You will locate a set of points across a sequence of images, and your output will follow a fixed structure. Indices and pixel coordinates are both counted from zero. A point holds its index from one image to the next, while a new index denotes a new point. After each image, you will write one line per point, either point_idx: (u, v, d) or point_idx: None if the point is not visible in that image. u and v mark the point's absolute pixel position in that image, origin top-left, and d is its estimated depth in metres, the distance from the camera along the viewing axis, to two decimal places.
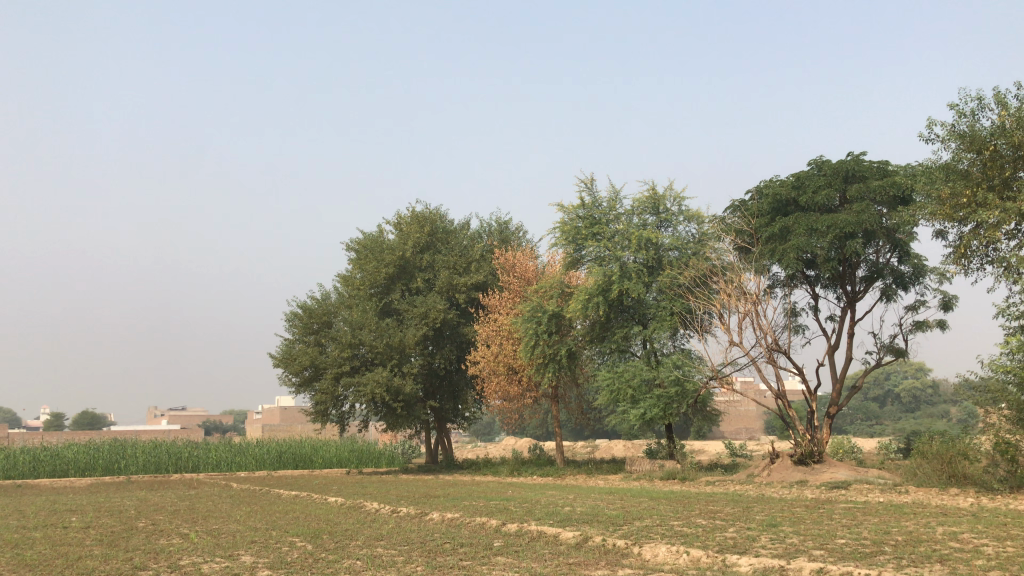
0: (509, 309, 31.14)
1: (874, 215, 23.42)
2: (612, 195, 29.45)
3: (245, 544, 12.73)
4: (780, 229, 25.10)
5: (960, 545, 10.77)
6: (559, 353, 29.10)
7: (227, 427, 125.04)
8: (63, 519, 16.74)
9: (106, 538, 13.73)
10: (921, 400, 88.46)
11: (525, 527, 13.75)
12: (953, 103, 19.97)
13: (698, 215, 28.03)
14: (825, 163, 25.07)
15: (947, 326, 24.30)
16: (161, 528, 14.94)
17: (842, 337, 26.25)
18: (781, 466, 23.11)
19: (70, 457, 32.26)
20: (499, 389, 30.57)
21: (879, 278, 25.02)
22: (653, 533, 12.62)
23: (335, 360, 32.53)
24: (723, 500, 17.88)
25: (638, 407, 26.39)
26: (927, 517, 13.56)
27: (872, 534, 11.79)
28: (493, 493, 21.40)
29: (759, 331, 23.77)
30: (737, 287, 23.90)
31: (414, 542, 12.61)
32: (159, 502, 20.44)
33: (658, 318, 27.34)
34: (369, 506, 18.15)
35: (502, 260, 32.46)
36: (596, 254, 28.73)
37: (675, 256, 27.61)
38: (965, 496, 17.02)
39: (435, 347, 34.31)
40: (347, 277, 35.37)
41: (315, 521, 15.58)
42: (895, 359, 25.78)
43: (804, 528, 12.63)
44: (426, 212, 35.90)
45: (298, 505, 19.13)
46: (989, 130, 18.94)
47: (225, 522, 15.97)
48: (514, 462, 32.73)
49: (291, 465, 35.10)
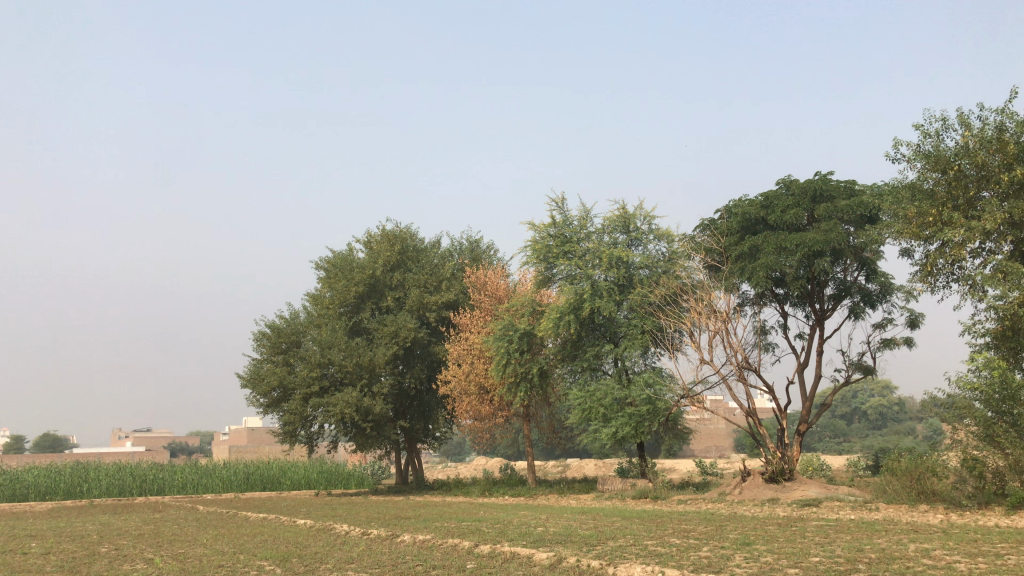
0: (480, 328, 31.04)
1: (842, 233, 23.63)
2: (583, 214, 29.56)
3: (212, 569, 12.43)
4: (750, 248, 25.29)
5: (933, 561, 10.80)
6: (530, 372, 28.97)
7: (194, 449, 123.07)
8: (23, 544, 16.26)
9: (67, 564, 13.34)
10: (887, 417, 89.46)
11: (498, 549, 13.58)
12: (918, 123, 20.28)
13: (668, 233, 28.19)
14: (793, 182, 25.34)
15: (914, 344, 24.56)
16: (125, 554, 14.56)
17: (812, 355, 26.42)
18: (752, 484, 23.12)
19: (30, 481, 31.45)
20: (470, 409, 30.39)
21: (847, 296, 25.28)
22: (627, 553, 12.52)
23: (304, 380, 32.16)
24: (697, 518, 17.81)
25: (610, 426, 26.33)
26: (898, 534, 13.59)
27: (846, 552, 11.79)
28: (465, 514, 21.17)
29: (729, 349, 23.88)
30: (708, 304, 24.02)
31: (386, 565, 12.38)
32: (122, 527, 19.96)
33: (629, 336, 27.39)
34: (339, 528, 17.87)
35: (473, 278, 32.35)
36: (567, 272, 28.78)
37: (645, 274, 27.71)
38: (934, 512, 17.12)
39: (405, 366, 34.05)
40: (317, 296, 35.08)
41: (284, 544, 15.32)
42: (864, 376, 25.98)
43: (777, 546, 12.63)
44: (396, 230, 35.78)
45: (267, 527, 18.80)
46: (953, 150, 19.24)
47: (190, 546, 15.60)
48: (486, 483, 32.51)
49: (259, 487, 34.50)
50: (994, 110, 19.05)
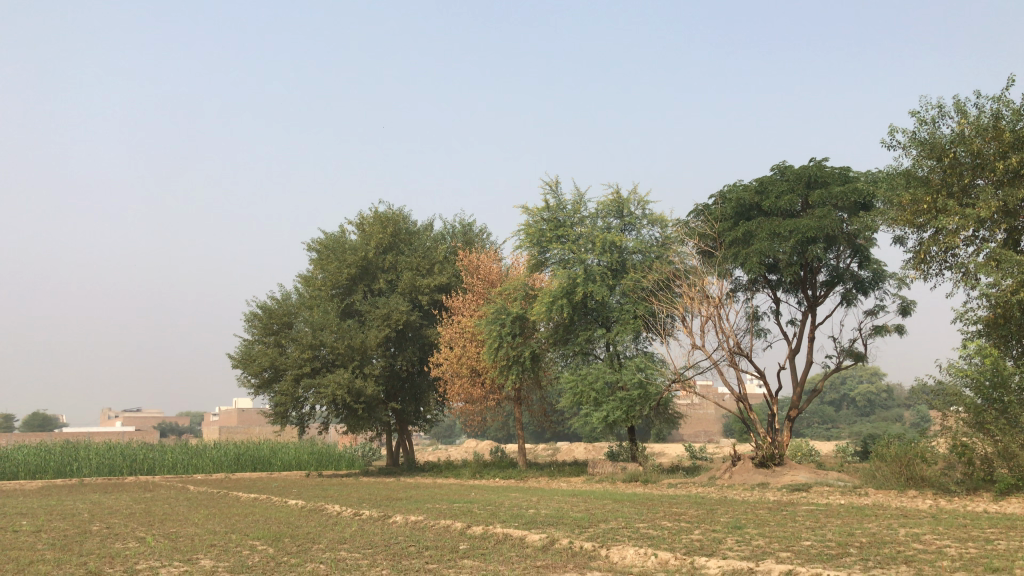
0: (473, 311, 30.99)
1: (836, 220, 23.64)
2: (577, 198, 29.49)
3: (204, 548, 12.43)
4: (744, 234, 25.27)
5: (924, 546, 10.88)
6: (522, 356, 28.97)
7: (185, 429, 123.04)
8: (13, 523, 16.20)
9: (58, 542, 13.30)
10: (875, 404, 90.00)
11: (490, 530, 13.60)
12: (914, 110, 20.26)
13: (662, 218, 28.17)
14: (788, 168, 25.32)
15: (905, 331, 24.67)
16: (116, 532, 14.54)
17: (803, 341, 26.49)
18: (743, 468, 23.20)
19: (20, 459, 31.45)
20: (461, 391, 30.36)
21: (839, 283, 25.32)
22: (620, 536, 12.57)
23: (295, 362, 32.12)
24: (687, 502, 17.89)
25: (600, 410, 26.38)
26: (888, 519, 13.69)
27: (837, 536, 11.86)
28: (456, 495, 21.20)
29: (721, 334, 23.95)
30: (700, 290, 24.04)
31: (378, 546, 12.39)
32: (112, 505, 20.00)
33: (621, 321, 27.38)
34: (331, 509, 17.86)
35: (465, 262, 32.26)
36: (560, 256, 28.75)
37: (639, 259, 27.70)
38: (924, 498, 17.22)
39: (397, 349, 33.99)
40: (309, 278, 35.03)
41: (275, 524, 15.31)
42: (854, 363, 26.08)
43: (769, 531, 12.70)
44: (389, 212, 35.58)
45: (258, 507, 18.78)
46: (949, 137, 19.26)
47: (182, 525, 15.59)
48: (476, 465, 32.58)
49: (250, 467, 34.57)
50: (991, 98, 18.99)
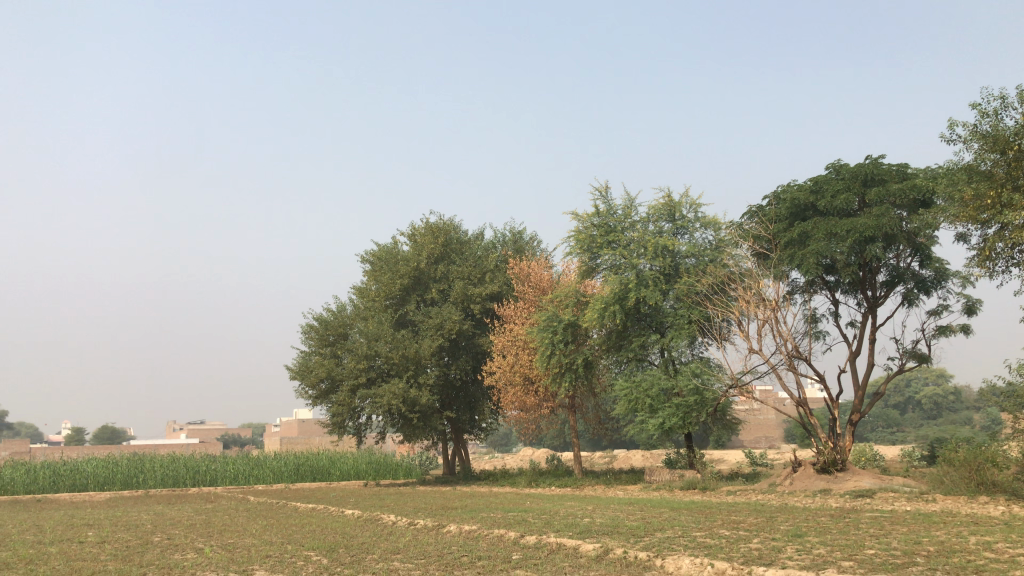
0: (525, 319, 30.95)
1: (894, 218, 22.96)
2: (627, 203, 29.22)
3: (260, 559, 12.54)
4: (799, 234, 24.77)
5: (996, 555, 10.42)
6: (575, 363, 28.85)
7: (247, 440, 125.55)
8: (78, 534, 16.57)
9: (120, 553, 13.58)
10: (942, 407, 86.83)
11: (544, 539, 13.48)
12: (975, 102, 19.56)
13: (715, 221, 27.75)
14: (844, 167, 24.72)
15: (970, 331, 23.86)
16: (176, 543, 14.77)
17: (864, 343, 25.78)
18: (804, 474, 22.61)
19: (90, 471, 32.25)
20: (515, 400, 30.29)
21: (900, 283, 24.60)
22: (676, 545, 12.31)
23: (351, 372, 32.44)
24: (747, 510, 17.52)
25: (656, 417, 26.02)
26: (957, 526, 13.19)
27: (902, 544, 11.45)
28: (510, 504, 21.11)
29: (779, 337, 23.43)
30: (756, 293, 23.58)
31: (431, 556, 12.37)
32: (175, 516, 20.34)
33: (676, 326, 26.94)
34: (386, 518, 17.96)
35: (517, 269, 32.25)
36: (611, 262, 28.45)
37: (692, 263, 27.31)
38: (994, 504, 16.58)
39: (451, 358, 34.06)
40: (363, 289, 35.33)
41: (332, 534, 15.44)
42: (918, 365, 25.30)
43: (830, 538, 12.30)
44: (440, 223, 35.75)
45: (314, 518, 19.01)
46: (1012, 130, 18.54)
47: (240, 536, 15.79)
48: (532, 473, 32.44)
49: (309, 478, 34.98)
50: None
